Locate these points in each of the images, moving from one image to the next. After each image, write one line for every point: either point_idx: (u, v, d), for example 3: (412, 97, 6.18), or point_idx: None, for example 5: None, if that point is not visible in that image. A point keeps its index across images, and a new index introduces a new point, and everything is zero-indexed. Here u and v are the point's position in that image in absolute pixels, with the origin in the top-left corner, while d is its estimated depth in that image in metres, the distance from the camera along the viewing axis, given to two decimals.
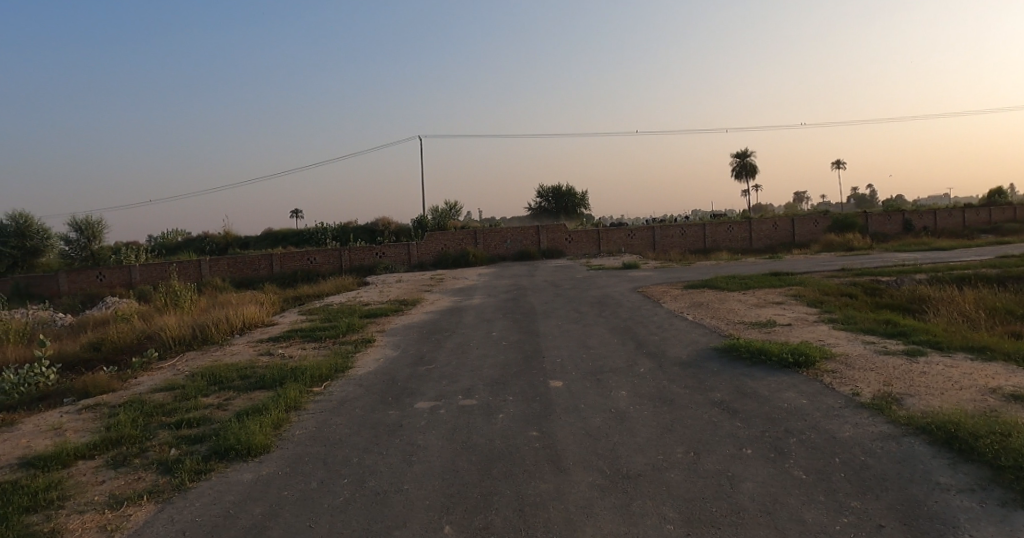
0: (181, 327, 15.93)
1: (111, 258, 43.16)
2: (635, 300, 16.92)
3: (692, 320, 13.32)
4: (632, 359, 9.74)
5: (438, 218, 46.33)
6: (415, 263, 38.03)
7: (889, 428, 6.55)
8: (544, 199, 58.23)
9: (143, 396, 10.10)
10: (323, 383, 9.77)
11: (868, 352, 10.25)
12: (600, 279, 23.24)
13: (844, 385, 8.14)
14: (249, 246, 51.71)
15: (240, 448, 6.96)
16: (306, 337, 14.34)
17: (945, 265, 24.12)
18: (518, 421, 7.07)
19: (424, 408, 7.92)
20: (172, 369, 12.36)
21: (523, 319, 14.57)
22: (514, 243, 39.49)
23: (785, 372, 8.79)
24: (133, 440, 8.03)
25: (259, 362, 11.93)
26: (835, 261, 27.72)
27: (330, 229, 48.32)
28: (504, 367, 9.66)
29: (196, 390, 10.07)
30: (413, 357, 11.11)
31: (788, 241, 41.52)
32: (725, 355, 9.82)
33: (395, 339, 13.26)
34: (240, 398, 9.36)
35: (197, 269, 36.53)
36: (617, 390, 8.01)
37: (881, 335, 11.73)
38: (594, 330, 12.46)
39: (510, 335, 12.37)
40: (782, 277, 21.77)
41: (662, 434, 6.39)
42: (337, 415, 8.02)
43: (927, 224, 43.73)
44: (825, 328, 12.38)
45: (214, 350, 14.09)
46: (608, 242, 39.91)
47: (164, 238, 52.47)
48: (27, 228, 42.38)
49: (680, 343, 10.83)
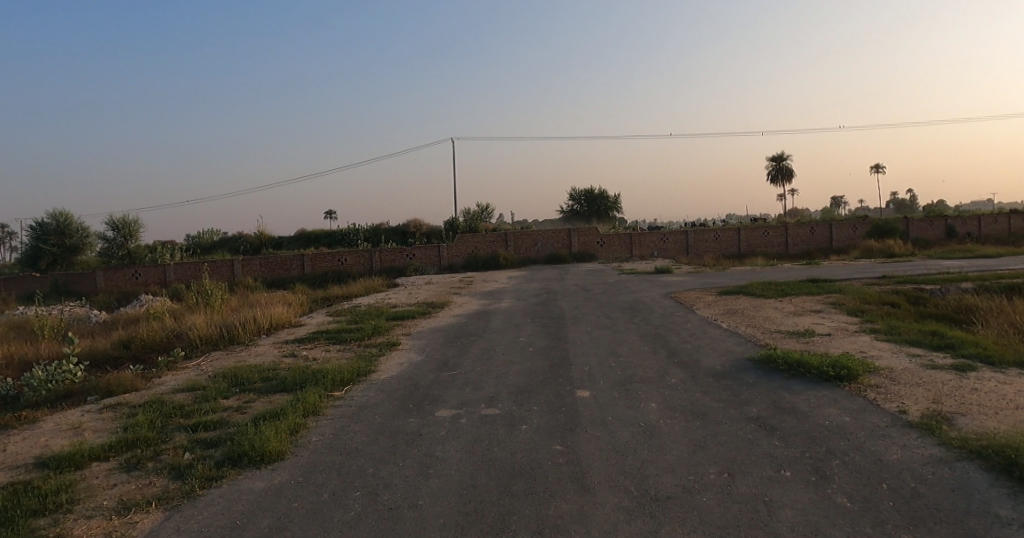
0: (209, 327, 15.92)
1: (147, 256, 43.84)
2: (667, 306, 16.48)
3: (726, 329, 12.85)
4: (663, 369, 9.34)
5: (469, 220, 46.17)
6: (445, 264, 37.91)
7: (941, 452, 6.09)
8: (576, 202, 57.79)
9: (164, 397, 10.00)
10: (344, 387, 9.54)
11: (913, 366, 9.71)
12: (631, 284, 22.74)
13: (889, 402, 7.67)
14: (282, 246, 52.19)
15: (254, 455, 6.75)
16: (331, 339, 14.18)
17: (992, 273, 23.16)
18: (541, 433, 6.74)
19: (445, 417, 7.63)
20: (196, 370, 12.29)
21: (552, 324, 14.24)
22: (545, 246, 39.14)
23: (826, 387, 8.32)
24: (149, 442, 7.88)
25: (282, 364, 11.77)
26: (876, 268, 26.86)
27: (362, 230, 48.50)
28: (530, 374, 9.34)
29: (217, 391, 9.93)
30: (437, 362, 10.82)
31: (826, 246, 40.50)
32: (762, 367, 9.37)
33: (420, 343, 13.03)
34: (259, 401, 9.19)
35: (230, 268, 36.87)
36: (647, 402, 7.63)
37: (926, 347, 11.17)
38: (624, 337, 12.07)
39: (537, 341, 12.05)
40: (820, 284, 21.09)
41: (694, 452, 6.01)
42: (355, 422, 7.77)
43: (972, 230, 42.32)
44: (867, 339, 11.83)
45: (240, 350, 13.99)
46: (640, 246, 39.34)
47: (199, 237, 53.20)
48: (66, 227, 43.28)
49: (714, 352, 10.41)
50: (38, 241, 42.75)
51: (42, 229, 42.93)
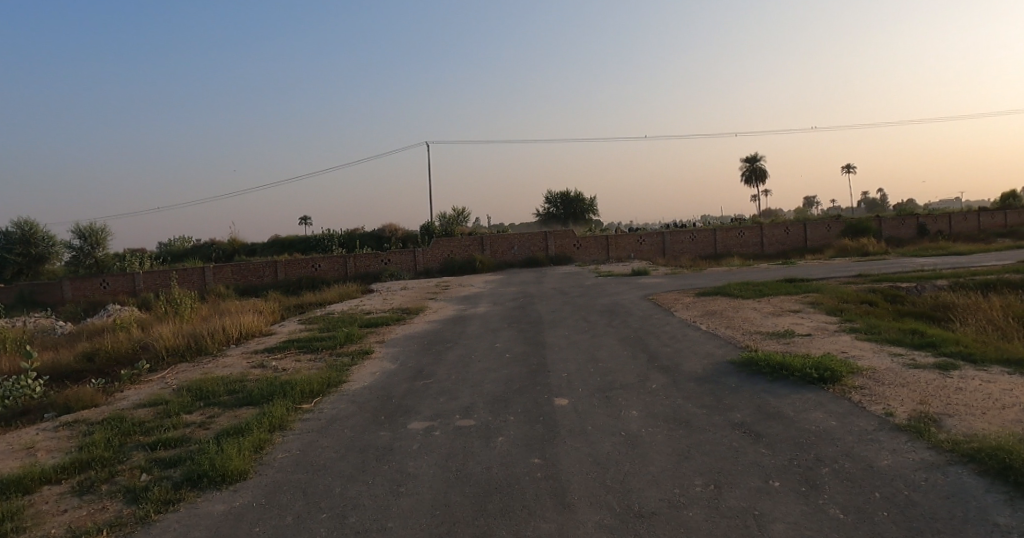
0: (176, 337, 15.40)
1: (115, 265, 42.81)
2: (645, 309, 16.28)
3: (706, 330, 12.65)
4: (643, 374, 9.08)
5: (445, 224, 45.79)
6: (421, 269, 37.48)
7: (933, 456, 5.89)
8: (552, 205, 57.64)
9: (125, 413, 9.54)
10: (314, 399, 9.17)
11: (896, 366, 9.56)
12: (609, 287, 22.53)
13: (875, 403, 7.49)
14: (255, 253, 51.36)
15: (215, 475, 6.37)
16: (302, 348, 13.76)
17: (965, 270, 23.33)
18: (519, 446, 6.44)
19: (418, 430, 7.30)
20: (161, 382, 11.81)
21: (530, 329, 13.95)
22: (522, 249, 38.87)
23: (811, 389, 8.11)
24: (105, 462, 7.43)
25: (251, 375, 11.34)
26: (852, 266, 26.98)
27: (337, 235, 47.87)
28: (507, 382, 9.03)
29: (180, 406, 9.50)
30: (411, 371, 10.46)
31: (801, 246, 40.72)
32: (744, 370, 9.15)
33: (394, 350, 12.67)
34: (224, 415, 8.78)
35: (201, 276, 36.08)
36: (628, 410, 7.36)
37: (908, 346, 11.04)
38: (603, 341, 11.81)
39: (514, 347, 11.75)
40: (798, 283, 21.05)
41: (679, 463, 5.75)
42: (324, 437, 7.40)
43: (942, 228, 42.90)
44: (847, 339, 11.69)
45: (207, 361, 13.49)
46: (617, 248, 39.25)
47: (170, 245, 52.17)
48: (32, 236, 42.11)
49: (695, 355, 10.18)
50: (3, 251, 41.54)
51: (7, 238, 41.71)
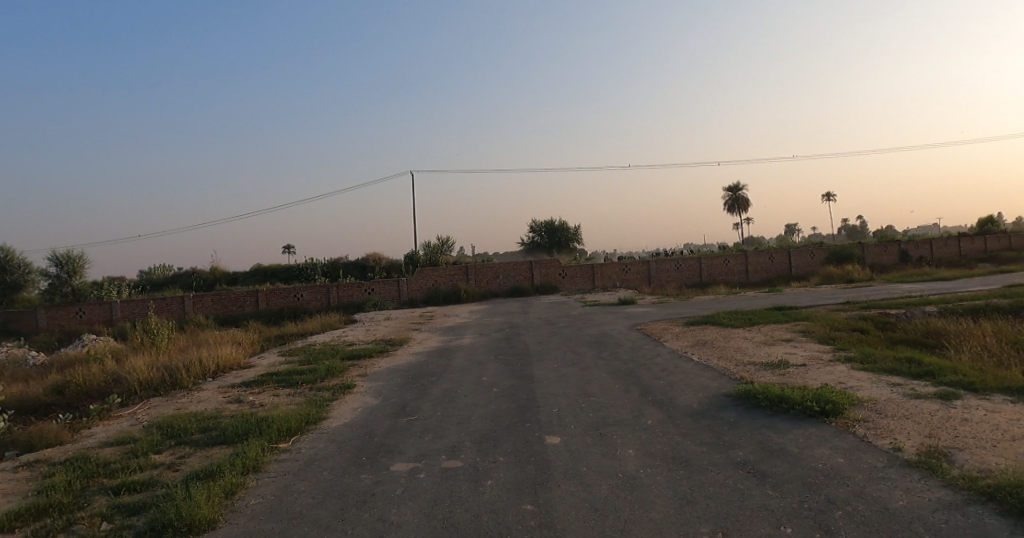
0: (151, 371, 14.81)
1: (92, 293, 41.89)
2: (635, 339, 15.93)
3: (698, 362, 12.30)
4: (637, 409, 8.70)
5: (429, 253, 45.37)
6: (405, 299, 37.00)
7: (949, 495, 5.55)
8: (537, 234, 57.51)
9: (90, 453, 8.99)
10: (291, 438, 8.68)
11: (896, 396, 9.24)
12: (596, 316, 22.20)
13: (882, 438, 7.15)
14: (237, 282, 50.64)
15: (180, 524, 5.88)
16: (281, 382, 13.23)
17: (952, 296, 23.24)
18: (509, 490, 6.03)
19: (401, 472, 6.86)
20: (131, 419, 11.23)
21: (517, 362, 13.54)
22: (507, 278, 38.54)
23: (813, 424, 7.76)
24: (63, 508, 6.90)
25: (226, 411, 10.81)
26: (839, 294, 26.86)
27: (320, 264, 47.33)
28: (495, 419, 8.62)
29: (149, 445, 8.96)
30: (394, 407, 10.00)
31: (786, 273, 40.71)
32: (742, 403, 8.78)
33: (377, 384, 12.20)
34: (196, 456, 8.28)
35: (180, 305, 35.33)
36: (623, 449, 6.98)
37: (906, 375, 10.74)
38: (593, 374, 11.43)
39: (502, 380, 11.32)
40: (787, 311, 20.83)
41: (682, 509, 5.37)
42: (300, 480, 6.93)
43: (924, 254, 43.17)
44: (843, 368, 11.37)
45: (181, 396, 12.91)
46: (602, 277, 39.05)
47: (149, 273, 51.28)
48: (7, 263, 41.17)
49: (689, 389, 9.80)
50: None
51: None
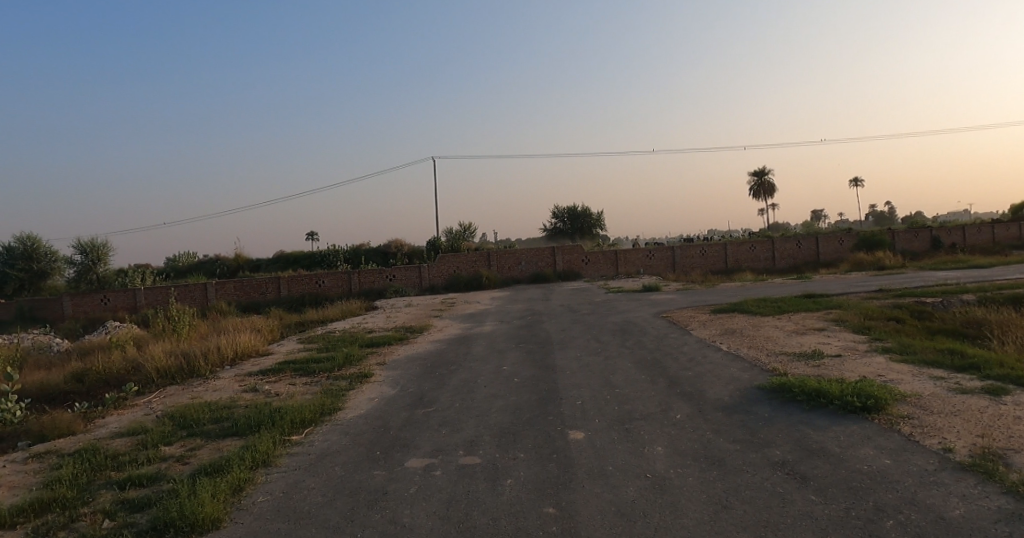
0: (169, 359, 14.64)
1: (117, 280, 42.22)
2: (660, 327, 15.45)
3: (728, 352, 11.80)
4: (664, 402, 8.26)
5: (451, 240, 45.10)
6: (426, 285, 36.78)
7: (1010, 504, 5.06)
8: (559, 221, 56.95)
9: (101, 444, 8.77)
10: (304, 430, 8.36)
11: (941, 391, 8.70)
12: (620, 304, 21.71)
13: (930, 437, 6.65)
14: (261, 268, 50.81)
15: (182, 524, 5.59)
16: (298, 370, 12.97)
17: (990, 283, 22.40)
18: (529, 491, 5.65)
19: (415, 469, 6.51)
20: (146, 408, 11.03)
21: (538, 350, 13.14)
22: (529, 264, 38.11)
23: (853, 421, 7.27)
24: (67, 503, 6.66)
25: (241, 401, 10.55)
26: (871, 281, 26.10)
27: (342, 251, 47.26)
28: (515, 412, 8.24)
29: (159, 437, 8.71)
30: (411, 398, 9.66)
31: (813, 260, 39.79)
32: (776, 397, 8.30)
33: (395, 373, 11.89)
34: (206, 448, 8.02)
35: (203, 292, 35.41)
36: (651, 446, 6.56)
37: (949, 368, 10.17)
38: (617, 364, 10.98)
39: (522, 370, 10.93)
40: (817, 299, 20.17)
41: (715, 515, 4.97)
42: (310, 477, 6.62)
43: (956, 241, 41.95)
44: (881, 360, 10.81)
45: (197, 384, 12.70)
46: (626, 263, 38.48)
47: (174, 261, 51.59)
48: (34, 251, 41.61)
49: (719, 380, 9.32)
50: (5, 266, 41.08)
51: (9, 252, 41.23)
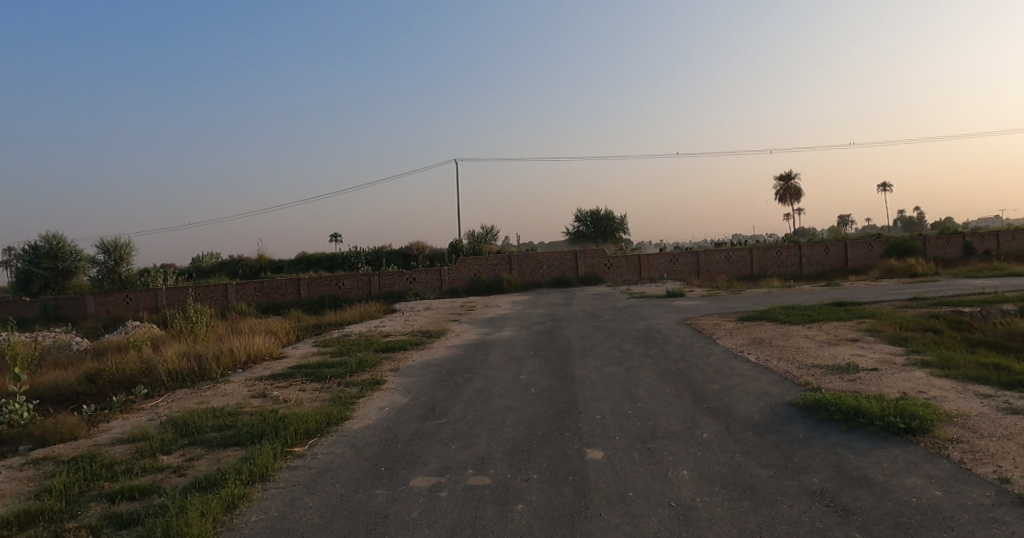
0: (181, 361, 14.34)
1: (139, 280, 42.43)
2: (685, 335, 14.89)
3: (756, 362, 11.22)
4: (689, 419, 7.74)
5: (472, 242, 44.74)
6: (446, 288, 36.44)
7: None
8: (582, 224, 56.36)
9: (100, 452, 8.43)
10: (308, 441, 7.96)
11: (988, 411, 8.09)
12: (644, 310, 21.13)
13: (983, 465, 6.06)
14: (283, 270, 50.81)
15: None
16: (310, 375, 12.62)
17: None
18: (541, 520, 5.17)
19: (420, 489, 6.06)
20: (152, 413, 10.70)
21: (557, 359, 12.64)
22: (551, 268, 37.60)
23: (897, 444, 6.68)
24: (54, 516, 6.30)
25: (248, 407, 10.18)
26: (904, 288, 25.24)
27: (364, 253, 47.13)
28: (530, 426, 7.77)
29: (159, 444, 8.36)
30: (422, 409, 9.21)
31: (842, 266, 38.78)
32: (811, 416, 7.73)
33: (408, 381, 11.47)
34: (206, 459, 7.64)
35: (224, 292, 35.38)
36: (675, 469, 6.05)
37: (996, 385, 9.52)
38: (640, 375, 10.46)
39: (540, 380, 10.46)
40: (849, 307, 19.45)
41: None
42: (308, 494, 6.19)
43: (990, 247, 40.63)
44: (922, 375, 10.17)
45: (206, 389, 12.38)
46: (649, 268, 37.80)
47: (198, 261, 51.81)
48: (59, 251, 41.97)
49: (749, 395, 8.76)
50: (30, 265, 41.52)
51: (34, 251, 41.67)
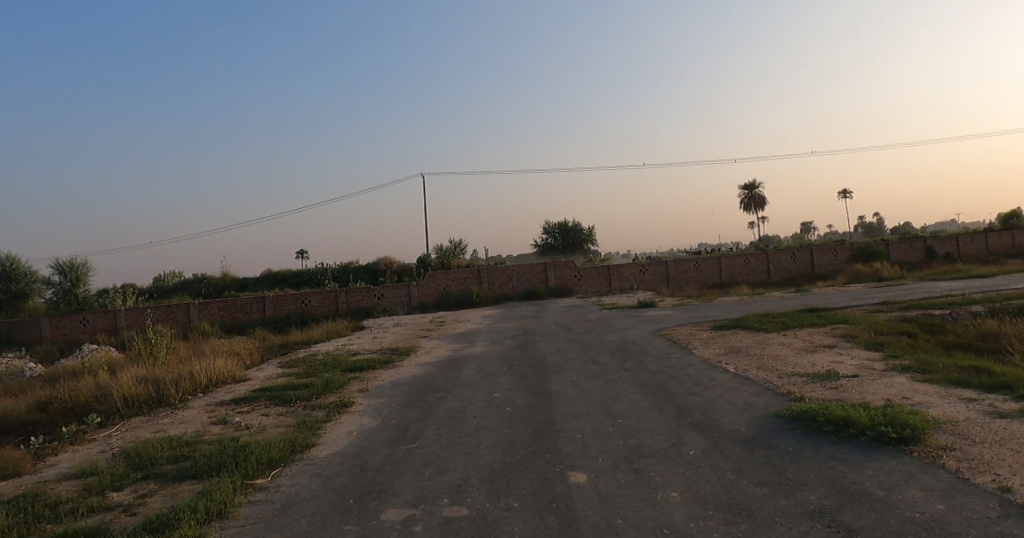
0: (137, 387, 13.61)
1: (97, 301, 41.03)
2: (661, 346, 14.63)
3: (736, 373, 10.95)
4: (674, 435, 7.40)
5: (441, 257, 44.21)
6: (415, 303, 35.84)
7: None
8: (550, 236, 56.18)
9: (45, 489, 7.79)
10: (271, 472, 7.44)
11: (975, 416, 7.90)
12: (618, 321, 20.87)
13: (982, 474, 5.80)
14: (249, 288, 49.69)
15: None
16: (274, 398, 12.05)
17: (997, 294, 21.66)
18: None
19: (393, 522, 5.62)
20: (104, 444, 10.05)
21: (533, 374, 12.26)
22: (521, 281, 37.27)
23: (891, 456, 6.41)
24: None
25: (208, 435, 9.59)
26: (873, 292, 25.39)
27: (331, 269, 46.30)
28: (508, 448, 7.36)
29: (109, 480, 7.76)
30: (393, 432, 8.75)
31: (809, 273, 39.10)
32: (799, 427, 7.46)
33: (379, 402, 11.00)
34: (159, 496, 7.08)
35: (185, 312, 34.31)
36: (664, 491, 5.69)
37: (978, 388, 9.38)
38: (619, 389, 10.13)
39: (515, 398, 10.06)
40: (821, 312, 19.42)
41: None
42: (270, 533, 5.69)
43: (951, 250, 41.34)
44: (903, 380, 9.99)
45: (163, 416, 11.71)
46: (619, 279, 37.67)
47: (159, 281, 50.41)
48: (13, 272, 40.44)
49: (733, 407, 8.47)
50: None
51: None
